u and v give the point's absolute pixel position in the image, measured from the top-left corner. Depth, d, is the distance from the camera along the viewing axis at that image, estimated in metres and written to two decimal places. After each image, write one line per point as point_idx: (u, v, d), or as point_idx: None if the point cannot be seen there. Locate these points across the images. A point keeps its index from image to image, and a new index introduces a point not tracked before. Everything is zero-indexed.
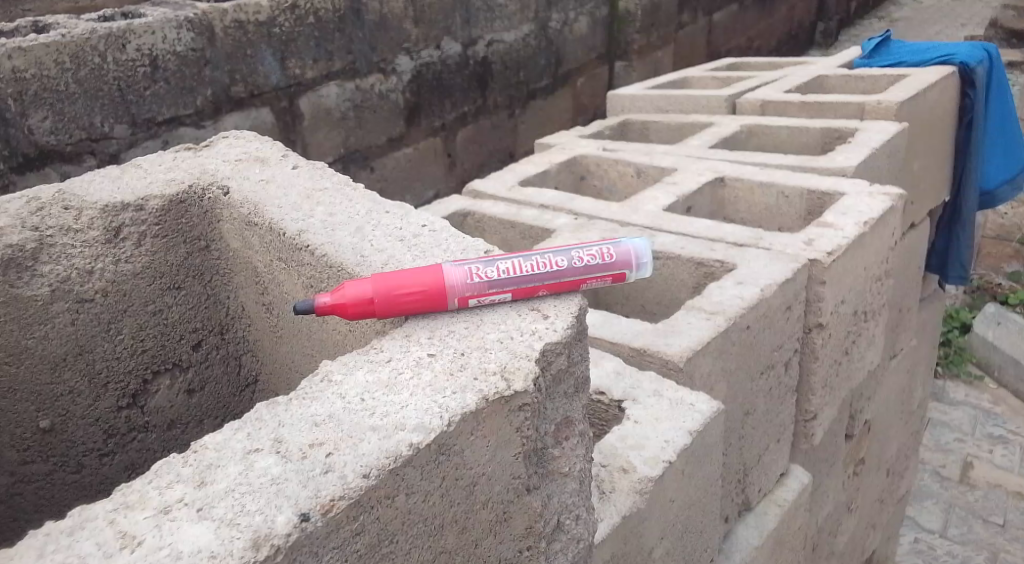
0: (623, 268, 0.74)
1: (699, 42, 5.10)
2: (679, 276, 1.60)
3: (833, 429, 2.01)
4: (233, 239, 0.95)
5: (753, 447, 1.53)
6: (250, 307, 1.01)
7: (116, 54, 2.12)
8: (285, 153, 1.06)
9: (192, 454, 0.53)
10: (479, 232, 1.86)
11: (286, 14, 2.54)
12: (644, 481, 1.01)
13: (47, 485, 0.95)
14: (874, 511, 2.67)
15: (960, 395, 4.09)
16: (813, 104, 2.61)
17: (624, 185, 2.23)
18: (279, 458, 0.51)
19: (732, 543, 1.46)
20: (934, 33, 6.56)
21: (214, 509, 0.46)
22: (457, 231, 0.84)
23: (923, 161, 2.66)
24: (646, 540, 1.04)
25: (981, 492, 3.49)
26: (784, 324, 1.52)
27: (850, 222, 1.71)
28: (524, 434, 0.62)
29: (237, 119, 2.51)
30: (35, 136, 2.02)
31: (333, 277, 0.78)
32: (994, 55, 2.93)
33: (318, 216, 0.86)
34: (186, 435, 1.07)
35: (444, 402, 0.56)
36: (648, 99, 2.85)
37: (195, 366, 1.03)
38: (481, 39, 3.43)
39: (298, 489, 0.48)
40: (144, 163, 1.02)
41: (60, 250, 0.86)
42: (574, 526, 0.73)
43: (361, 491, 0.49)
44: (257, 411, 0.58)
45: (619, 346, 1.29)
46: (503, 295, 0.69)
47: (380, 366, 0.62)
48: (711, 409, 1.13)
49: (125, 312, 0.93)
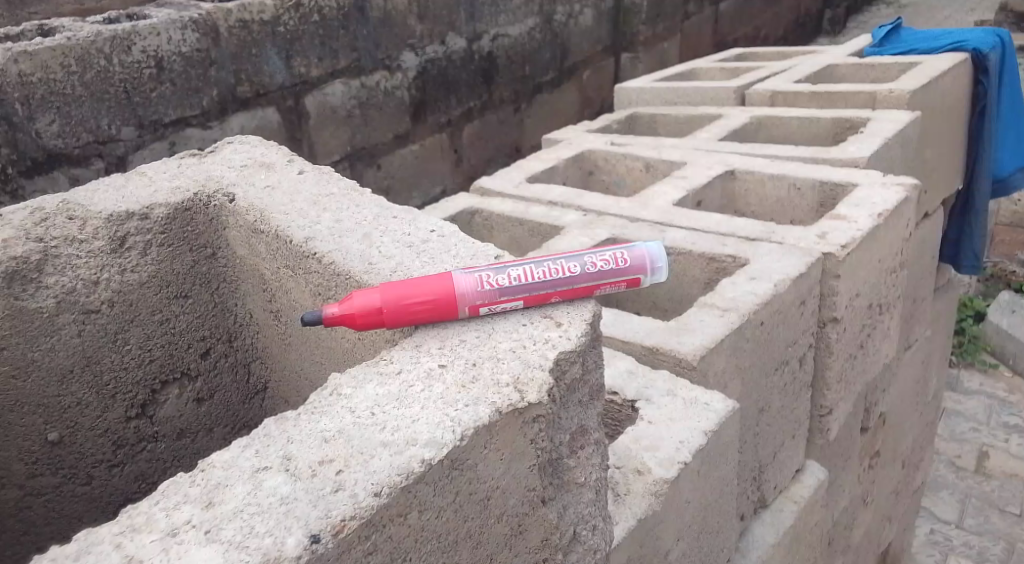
0: (637, 273, 0.72)
1: (705, 32, 5.06)
2: (690, 272, 1.58)
3: (849, 423, 1.98)
4: (240, 246, 0.94)
5: (768, 445, 1.51)
6: (257, 315, 1.00)
7: (122, 57, 2.12)
8: (290, 157, 1.04)
9: (201, 472, 0.52)
10: (488, 230, 1.84)
11: (290, 13, 2.53)
12: (659, 483, 0.99)
13: (56, 498, 0.94)
14: (890, 503, 2.65)
15: (975, 384, 4.04)
16: (824, 94, 2.57)
17: (633, 179, 2.21)
18: (288, 476, 0.50)
19: (749, 541, 1.44)
20: (944, 17, 6.47)
21: (222, 531, 0.45)
22: (467, 237, 0.82)
23: (936, 149, 2.62)
24: (662, 543, 1.03)
25: (997, 482, 3.45)
26: (798, 319, 1.50)
27: (863, 215, 1.68)
28: (538, 446, 0.61)
29: (243, 120, 2.51)
30: (43, 140, 2.01)
31: (341, 286, 0.77)
32: (1007, 41, 2.89)
33: (325, 222, 0.85)
34: (195, 444, 1.07)
35: (456, 416, 0.55)
36: (655, 92, 2.81)
37: (204, 375, 1.03)
38: (486, 34, 3.40)
39: (308, 509, 0.46)
40: (148, 171, 1.01)
41: (65, 261, 0.85)
42: (591, 536, 0.71)
43: (373, 510, 0.47)
44: (265, 427, 0.57)
45: (631, 345, 1.27)
46: (515, 303, 0.68)
47: (390, 379, 0.61)
48: (725, 409, 1.11)
49: (131, 322, 0.93)
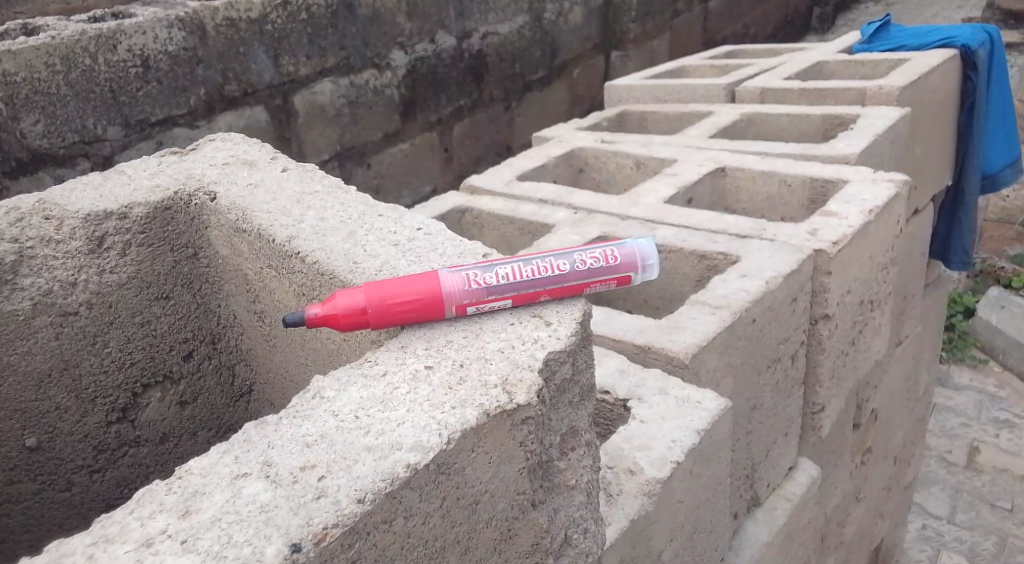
0: (628, 271, 0.71)
1: (695, 30, 5.05)
2: (682, 269, 1.57)
3: (841, 420, 1.98)
4: (222, 246, 0.92)
5: (760, 443, 1.50)
6: (241, 316, 0.98)
7: (107, 56, 2.09)
8: (273, 154, 1.02)
9: (177, 480, 0.50)
10: (477, 229, 1.83)
11: (278, 10, 2.50)
12: (651, 483, 0.98)
13: (34, 505, 0.92)
14: (882, 499, 2.65)
15: (965, 379, 4.06)
16: (813, 91, 2.57)
17: (623, 177, 2.19)
18: (268, 483, 0.48)
19: (742, 540, 1.43)
20: (932, 15, 6.48)
21: (199, 541, 0.43)
22: (454, 235, 0.80)
23: (926, 145, 2.62)
24: (654, 543, 1.02)
25: (987, 477, 3.47)
26: (789, 316, 1.49)
27: (854, 211, 1.67)
28: (527, 448, 0.60)
29: (230, 119, 2.48)
30: (28, 141, 1.98)
31: (326, 286, 0.75)
32: (995, 37, 2.88)
33: (309, 221, 0.83)
34: (179, 449, 1.05)
35: (443, 418, 0.53)
36: (646, 89, 2.80)
37: (187, 378, 1.01)
38: (475, 32, 3.39)
39: (289, 517, 0.45)
40: (128, 169, 0.99)
41: (41, 262, 0.83)
42: (582, 539, 0.70)
43: (356, 517, 0.45)
44: (245, 432, 0.55)
45: (623, 343, 1.26)
46: (503, 302, 0.66)
47: (375, 381, 0.59)
48: (718, 407, 1.10)
49: (111, 325, 0.91)
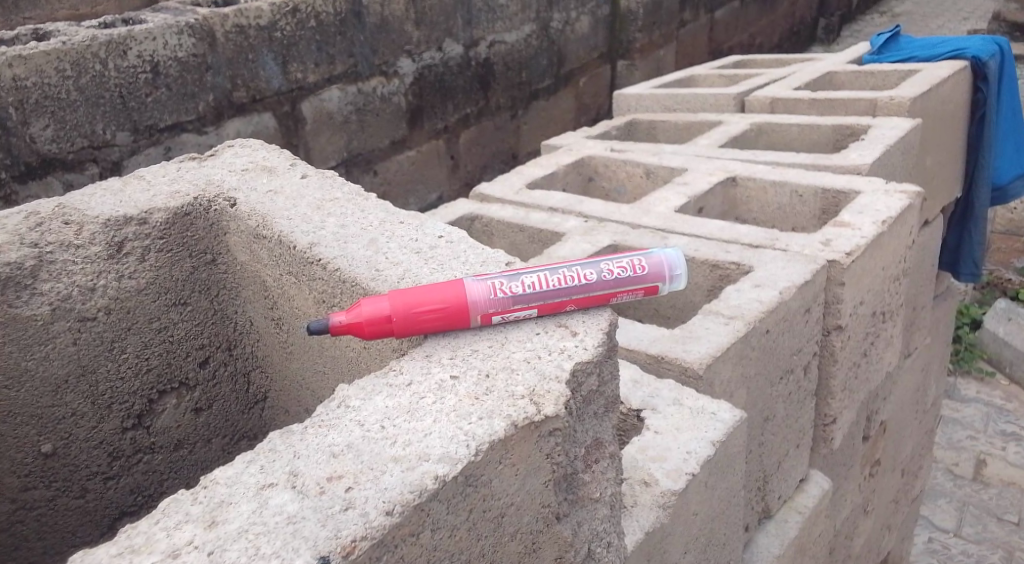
0: (655, 280, 0.70)
1: (701, 40, 5.06)
2: (693, 279, 1.56)
3: (850, 432, 1.96)
4: (240, 252, 0.92)
5: (771, 455, 1.49)
6: (258, 322, 0.97)
7: (117, 61, 2.09)
8: (293, 161, 1.02)
9: (203, 490, 0.49)
10: (487, 236, 1.82)
11: (286, 18, 2.51)
12: (667, 495, 0.97)
13: (48, 512, 0.92)
14: (889, 512, 2.62)
15: (972, 392, 4.04)
16: (825, 100, 2.56)
17: (633, 186, 2.19)
18: (296, 494, 0.48)
19: (755, 552, 1.41)
20: (938, 27, 6.49)
21: (226, 552, 0.42)
22: (476, 243, 0.80)
23: (936, 156, 2.61)
24: (670, 555, 1.00)
25: (995, 490, 3.44)
26: (802, 327, 1.48)
27: (867, 221, 1.66)
28: (554, 460, 0.59)
29: (239, 125, 2.48)
30: (37, 145, 1.99)
31: (346, 293, 0.74)
32: (1005, 49, 2.87)
33: (329, 228, 0.83)
34: (194, 456, 1.04)
35: (470, 429, 0.53)
36: (655, 98, 2.80)
37: (203, 385, 1.00)
38: (483, 41, 3.39)
39: (317, 529, 0.44)
40: (146, 174, 0.99)
41: (60, 267, 0.83)
42: (605, 553, 0.69)
43: (385, 530, 0.45)
44: (270, 441, 0.54)
45: (635, 352, 1.25)
46: (528, 312, 0.65)
47: (400, 390, 0.58)
48: (733, 418, 1.09)
49: (128, 330, 0.90)
